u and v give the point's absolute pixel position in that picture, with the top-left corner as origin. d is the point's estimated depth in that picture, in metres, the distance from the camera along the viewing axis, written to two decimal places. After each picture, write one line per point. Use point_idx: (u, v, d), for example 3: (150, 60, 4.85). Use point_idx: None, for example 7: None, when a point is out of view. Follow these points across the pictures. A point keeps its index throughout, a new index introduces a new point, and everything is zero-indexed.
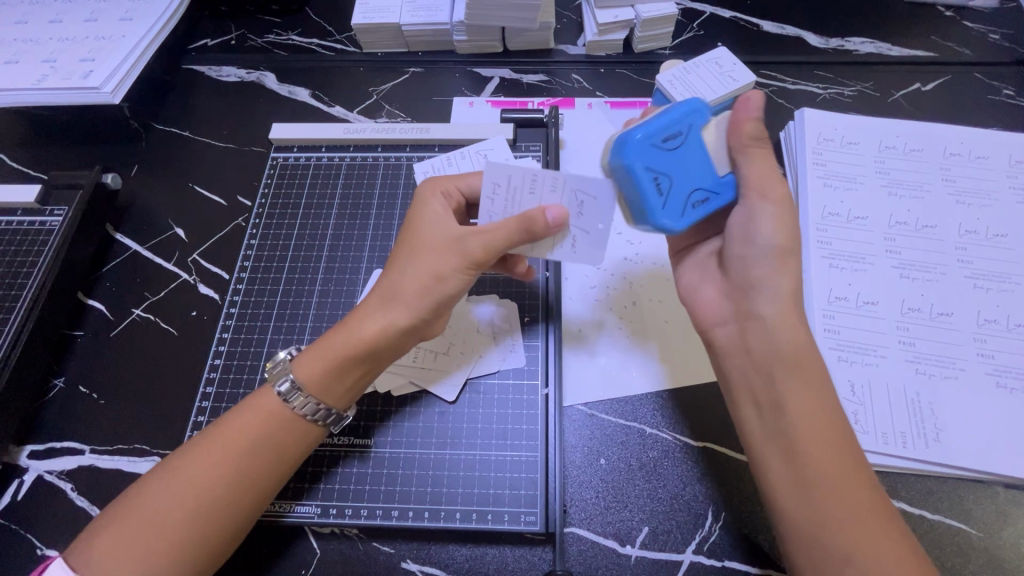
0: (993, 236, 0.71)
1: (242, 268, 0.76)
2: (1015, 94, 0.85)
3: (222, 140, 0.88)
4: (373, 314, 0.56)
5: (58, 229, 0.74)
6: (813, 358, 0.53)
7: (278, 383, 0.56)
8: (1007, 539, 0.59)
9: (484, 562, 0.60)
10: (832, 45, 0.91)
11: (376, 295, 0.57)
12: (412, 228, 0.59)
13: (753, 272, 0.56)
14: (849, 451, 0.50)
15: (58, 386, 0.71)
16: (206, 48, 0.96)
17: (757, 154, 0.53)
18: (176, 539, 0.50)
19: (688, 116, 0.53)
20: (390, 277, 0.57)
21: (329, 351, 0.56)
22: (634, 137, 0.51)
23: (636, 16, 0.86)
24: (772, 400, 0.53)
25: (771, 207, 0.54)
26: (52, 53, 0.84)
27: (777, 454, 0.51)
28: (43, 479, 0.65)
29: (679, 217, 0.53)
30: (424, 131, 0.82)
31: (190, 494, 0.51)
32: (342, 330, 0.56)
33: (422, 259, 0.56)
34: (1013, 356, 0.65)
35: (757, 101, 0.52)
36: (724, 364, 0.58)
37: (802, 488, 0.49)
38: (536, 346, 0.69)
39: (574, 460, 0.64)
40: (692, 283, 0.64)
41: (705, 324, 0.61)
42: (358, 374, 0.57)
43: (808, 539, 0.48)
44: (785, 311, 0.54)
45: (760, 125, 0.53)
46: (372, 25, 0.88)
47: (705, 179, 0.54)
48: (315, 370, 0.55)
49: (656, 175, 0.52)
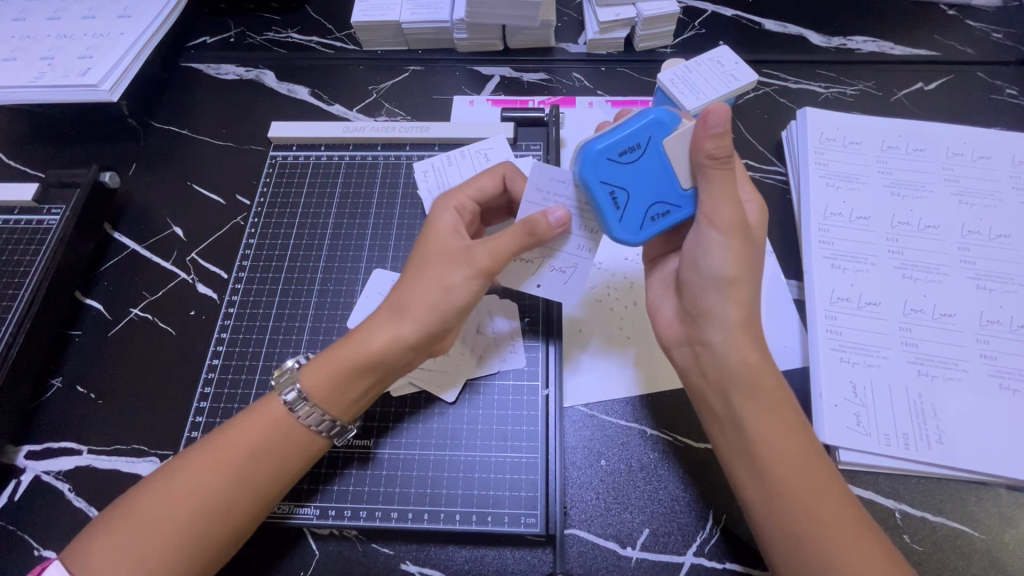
0: (996, 236, 0.71)
1: (240, 266, 0.75)
2: (1018, 93, 0.85)
3: (221, 139, 0.87)
4: (379, 325, 0.55)
5: (55, 228, 0.74)
6: (770, 377, 0.52)
7: (284, 393, 0.55)
8: (1009, 542, 0.59)
9: (484, 564, 0.59)
10: (834, 44, 0.90)
11: (385, 306, 0.57)
12: (423, 238, 0.59)
13: (703, 300, 0.55)
14: (815, 468, 0.49)
15: (55, 385, 0.70)
16: (205, 45, 0.95)
17: (716, 179, 0.51)
18: (171, 542, 0.49)
19: (650, 124, 0.52)
20: (398, 288, 0.57)
21: (334, 362, 0.55)
22: (592, 150, 0.51)
23: (637, 14, 0.85)
24: (732, 420, 0.53)
25: (720, 238, 0.52)
26: (49, 50, 0.83)
27: (741, 472, 0.52)
28: (40, 480, 0.65)
29: (633, 231, 0.53)
30: (424, 130, 0.81)
31: (186, 497, 0.51)
32: (349, 341, 0.56)
33: (430, 267, 0.56)
34: (1015, 357, 0.64)
35: (718, 119, 0.49)
36: (687, 384, 0.58)
37: (770, 509, 0.49)
38: (537, 348, 0.68)
39: (575, 461, 0.63)
40: (655, 300, 0.64)
41: (665, 343, 0.61)
42: (363, 386, 0.56)
43: (781, 557, 0.49)
44: (736, 337, 0.53)
45: (724, 145, 0.50)
46: (371, 23, 0.88)
47: (667, 192, 0.54)
48: (321, 381, 0.55)
49: (612, 189, 0.52)
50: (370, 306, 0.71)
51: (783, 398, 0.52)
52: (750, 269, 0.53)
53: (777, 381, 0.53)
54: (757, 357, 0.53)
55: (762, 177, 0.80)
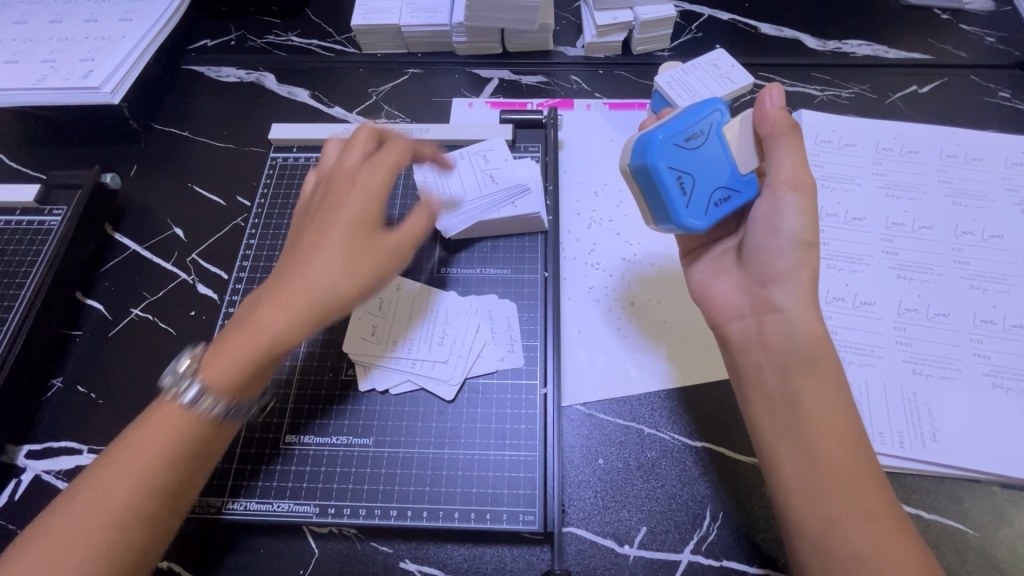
0: (989, 237, 0.72)
1: (241, 267, 0.76)
2: (1010, 96, 0.86)
3: (222, 140, 0.88)
4: (282, 305, 0.51)
5: (57, 229, 0.74)
6: (831, 353, 0.53)
7: (183, 393, 0.49)
8: (1003, 538, 0.59)
9: (482, 562, 0.60)
10: (828, 47, 0.91)
11: (284, 285, 0.52)
12: (329, 212, 0.56)
13: (775, 265, 0.56)
14: (861, 454, 0.50)
15: (56, 385, 0.71)
16: (206, 48, 0.96)
17: (790, 142, 0.55)
18: (107, 545, 0.45)
19: (707, 114, 0.57)
20: (302, 267, 0.52)
21: (236, 350, 0.50)
22: (658, 138, 0.54)
23: (635, 18, 0.86)
24: (785, 395, 0.53)
25: (797, 198, 0.55)
26: (51, 53, 0.84)
27: (786, 450, 0.51)
28: (41, 479, 0.65)
29: (701, 216, 0.56)
30: (424, 132, 0.82)
31: (112, 497, 0.46)
32: (246, 330, 0.50)
33: (347, 248, 0.53)
34: (1010, 356, 0.65)
35: (780, 96, 0.55)
36: (738, 359, 0.57)
37: (815, 484, 0.49)
38: (534, 346, 0.69)
39: (573, 460, 0.64)
40: (705, 279, 0.64)
41: (719, 319, 0.60)
42: (259, 378, 0.51)
43: (817, 538, 0.48)
44: (808, 305, 0.54)
45: (789, 118, 0.56)
46: (372, 26, 0.89)
47: (726, 177, 0.57)
48: (223, 377, 0.49)
49: (679, 174, 0.55)
50: None
51: (839, 376, 0.53)
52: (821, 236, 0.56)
53: (835, 361, 0.53)
54: (822, 329, 0.54)
55: None
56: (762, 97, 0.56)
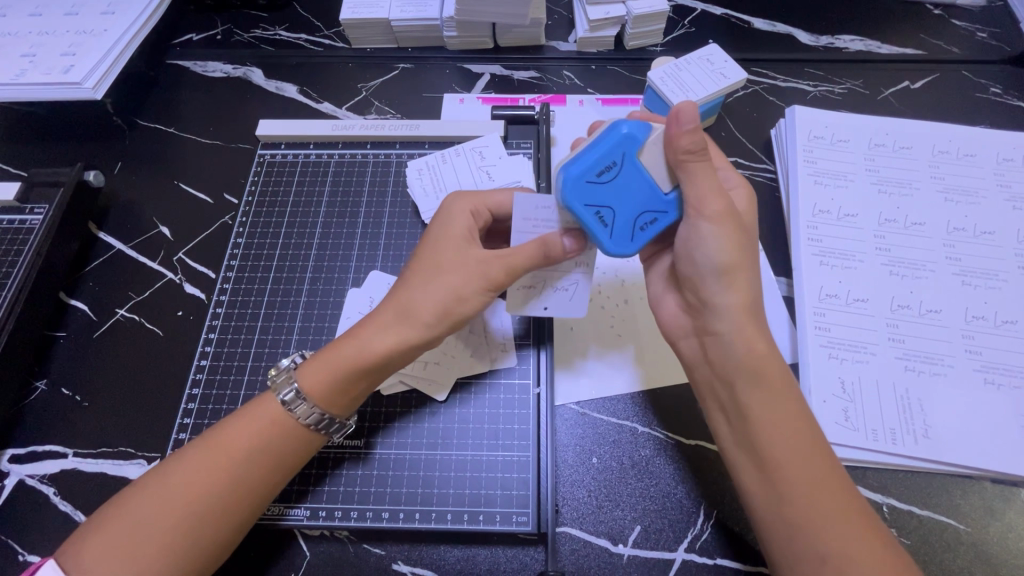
0: (981, 233, 0.72)
1: (228, 266, 0.75)
2: (1002, 92, 0.86)
3: (208, 137, 0.86)
4: (387, 333, 0.55)
5: (38, 228, 0.73)
6: (774, 365, 0.53)
7: (280, 392, 0.55)
8: (993, 533, 0.59)
9: (476, 563, 0.59)
10: (821, 42, 0.91)
11: (387, 307, 0.56)
12: (433, 239, 0.58)
13: (703, 290, 0.55)
14: (819, 460, 0.50)
15: (41, 387, 0.69)
16: (192, 42, 0.94)
17: (697, 169, 0.51)
18: (178, 557, 0.49)
19: (617, 141, 0.51)
20: (403, 294, 0.56)
21: (334, 363, 0.55)
22: (568, 176, 0.51)
23: (627, 12, 0.85)
24: (737, 409, 0.53)
25: (713, 225, 0.52)
26: (31, 47, 0.82)
27: (744, 461, 0.53)
28: (26, 484, 0.64)
29: (625, 245, 0.53)
30: (415, 128, 0.81)
31: (188, 504, 0.50)
32: (347, 342, 0.55)
33: (443, 275, 0.55)
34: (1001, 352, 0.65)
35: (689, 117, 0.49)
36: (691, 374, 0.59)
37: (771, 494, 0.50)
38: (528, 346, 0.68)
39: (566, 460, 0.63)
40: (656, 294, 0.64)
41: (671, 337, 0.62)
42: (360, 387, 0.56)
43: (785, 542, 0.49)
44: (738, 325, 0.53)
45: (696, 139, 0.50)
46: (360, 20, 0.87)
47: (650, 201, 0.53)
48: (318, 383, 0.54)
49: (597, 210, 0.52)
50: (360, 302, 0.71)
51: (788, 385, 0.53)
52: (747, 257, 0.53)
53: (783, 371, 0.53)
54: (765, 344, 0.53)
55: (753, 175, 0.80)
56: (672, 117, 0.50)
